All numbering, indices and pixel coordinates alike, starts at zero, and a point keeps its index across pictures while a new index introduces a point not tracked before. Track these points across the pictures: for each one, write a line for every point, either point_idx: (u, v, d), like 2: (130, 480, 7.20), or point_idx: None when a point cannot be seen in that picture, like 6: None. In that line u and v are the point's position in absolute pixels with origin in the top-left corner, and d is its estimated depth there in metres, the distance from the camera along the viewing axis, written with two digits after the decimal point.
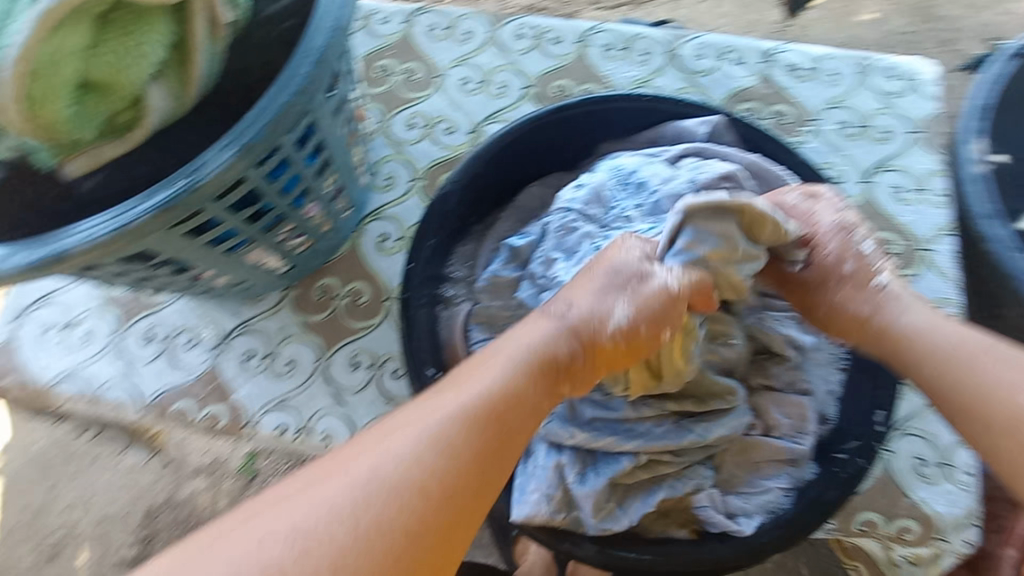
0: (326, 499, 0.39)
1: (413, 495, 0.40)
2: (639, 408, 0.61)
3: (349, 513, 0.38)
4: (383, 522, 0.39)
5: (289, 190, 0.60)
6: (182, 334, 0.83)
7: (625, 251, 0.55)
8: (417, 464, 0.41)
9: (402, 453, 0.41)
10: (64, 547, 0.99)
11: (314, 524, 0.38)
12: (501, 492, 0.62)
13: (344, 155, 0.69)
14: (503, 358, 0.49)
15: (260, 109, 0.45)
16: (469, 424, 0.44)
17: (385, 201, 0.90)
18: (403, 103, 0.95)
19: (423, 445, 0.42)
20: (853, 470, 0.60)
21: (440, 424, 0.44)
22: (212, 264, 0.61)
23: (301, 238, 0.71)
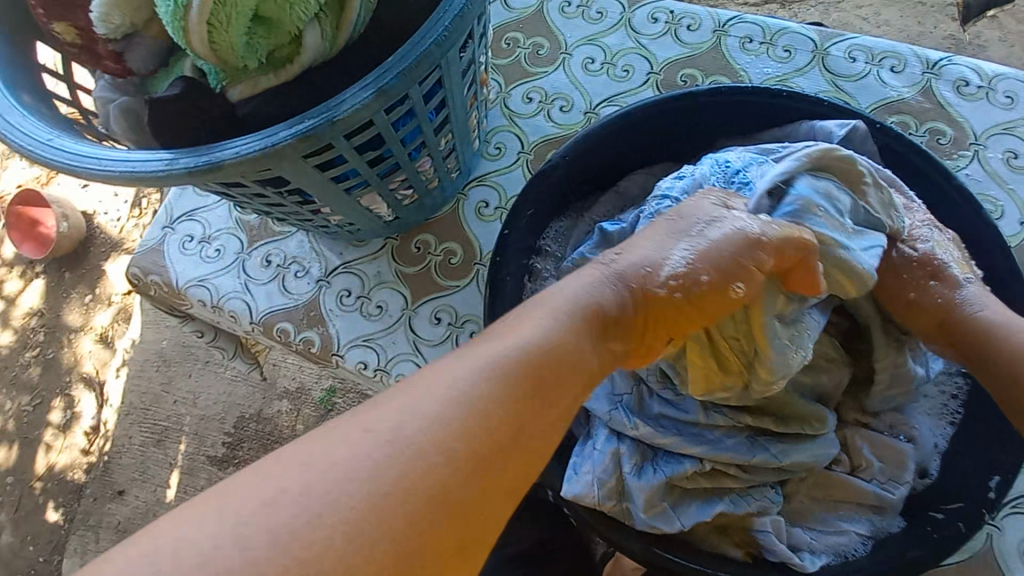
0: (372, 437, 0.38)
1: (466, 436, 0.39)
2: (712, 414, 0.59)
3: (396, 450, 0.37)
4: (435, 461, 0.38)
5: (408, 141, 0.63)
6: (293, 263, 0.91)
7: (693, 207, 0.53)
8: (462, 407, 0.40)
9: (444, 398, 0.40)
10: (172, 431, 1.15)
11: (362, 460, 0.37)
12: (556, 467, 0.62)
13: (463, 116, 0.71)
14: (550, 311, 0.46)
15: (400, 56, 0.47)
16: (514, 367, 0.42)
17: (491, 169, 0.92)
18: (525, 76, 0.97)
19: (465, 390, 0.40)
20: (950, 533, 0.53)
21: (494, 364, 0.42)
22: (331, 200, 0.66)
23: (410, 191, 0.75)
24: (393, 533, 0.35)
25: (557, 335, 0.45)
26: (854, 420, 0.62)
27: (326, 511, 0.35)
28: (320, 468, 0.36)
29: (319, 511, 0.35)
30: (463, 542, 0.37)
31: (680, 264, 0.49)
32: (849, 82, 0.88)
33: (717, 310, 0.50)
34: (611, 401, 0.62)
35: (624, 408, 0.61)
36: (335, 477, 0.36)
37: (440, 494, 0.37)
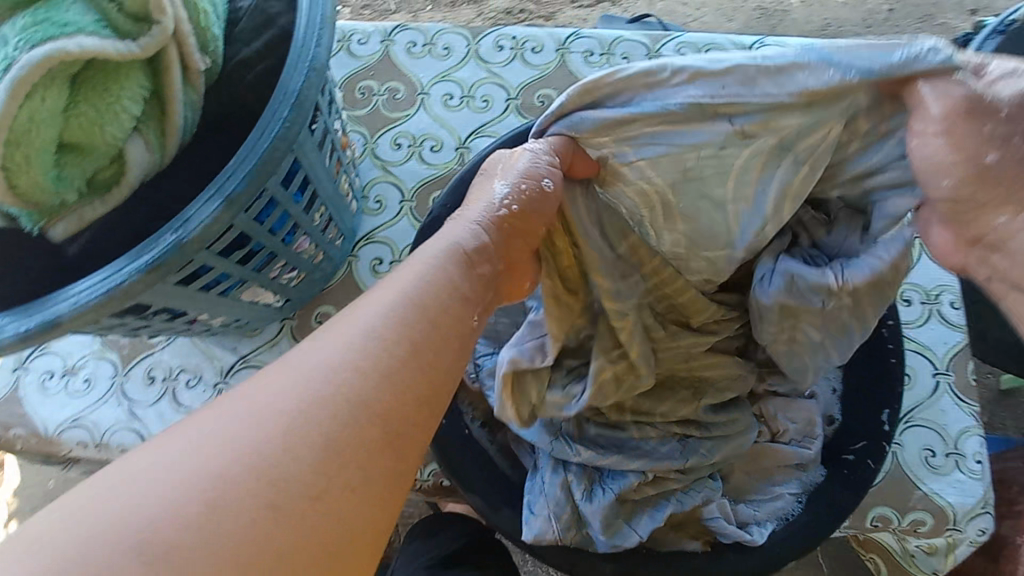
0: (255, 412, 0.38)
1: (349, 393, 0.39)
2: (643, 428, 0.61)
3: (280, 419, 0.38)
4: (321, 423, 0.38)
5: (279, 229, 0.60)
6: (182, 373, 0.83)
7: (500, 159, 0.54)
8: (350, 367, 0.40)
9: (332, 363, 0.40)
10: None
11: (247, 433, 0.37)
12: (511, 516, 0.61)
13: (331, 185, 0.68)
14: (426, 260, 0.48)
15: (242, 159, 0.44)
16: (398, 320, 0.43)
17: (376, 224, 0.90)
18: (387, 123, 0.95)
19: (353, 349, 0.41)
20: (863, 472, 0.60)
21: (369, 321, 0.43)
22: (207, 308, 0.60)
23: (294, 272, 0.71)
24: (288, 495, 0.36)
25: (430, 282, 0.46)
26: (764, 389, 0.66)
27: (212, 491, 0.35)
28: (201, 453, 0.36)
29: (204, 494, 0.35)
30: (364, 498, 0.38)
31: (505, 192, 0.51)
32: None
33: (544, 220, 0.52)
34: (551, 432, 0.61)
35: (563, 437, 0.61)
36: (219, 458, 0.36)
37: (334, 454, 0.37)
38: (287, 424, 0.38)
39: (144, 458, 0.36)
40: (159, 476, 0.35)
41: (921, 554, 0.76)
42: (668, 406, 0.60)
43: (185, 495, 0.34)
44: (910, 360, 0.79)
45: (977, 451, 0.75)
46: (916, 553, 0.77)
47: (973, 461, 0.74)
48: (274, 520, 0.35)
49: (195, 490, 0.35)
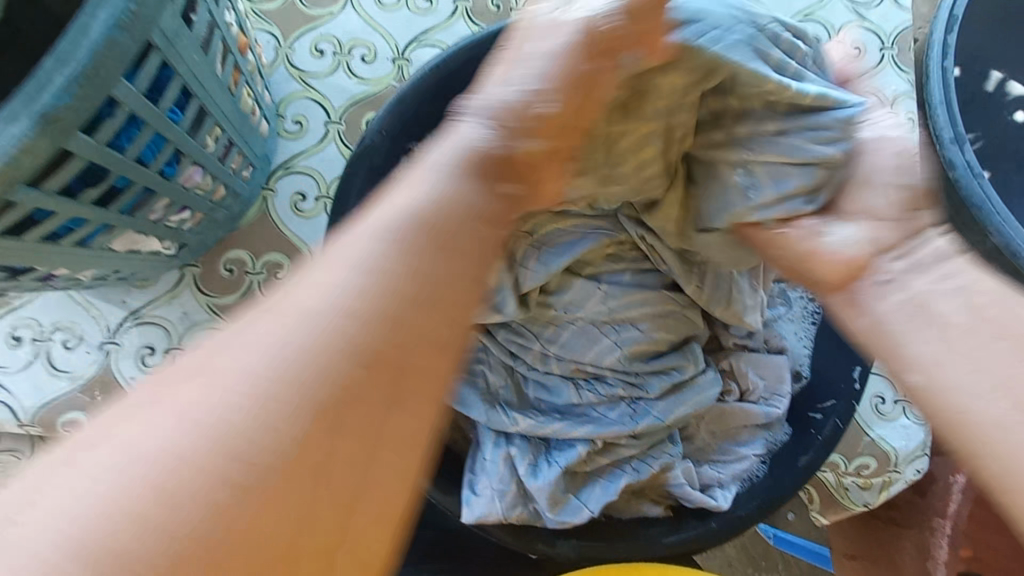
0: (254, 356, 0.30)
1: (374, 286, 0.33)
2: (583, 392, 0.56)
3: (279, 358, 0.30)
4: (366, 315, 0.32)
5: (151, 158, 0.45)
6: (58, 333, 0.69)
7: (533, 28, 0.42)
8: (341, 332, 0.31)
9: (338, 305, 0.32)
10: None
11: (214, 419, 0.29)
12: (448, 489, 0.54)
13: (228, 102, 0.53)
14: (428, 175, 0.38)
15: (82, 30, 0.31)
16: (407, 273, 0.34)
17: (296, 151, 0.74)
18: (305, 22, 0.77)
19: (353, 322, 0.32)
20: (829, 431, 0.57)
21: (375, 216, 0.35)
22: (64, 263, 0.46)
23: (185, 212, 0.56)
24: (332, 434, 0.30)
25: (443, 194, 0.37)
26: (733, 344, 0.62)
27: (238, 434, 0.29)
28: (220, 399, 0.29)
29: (229, 429, 0.29)
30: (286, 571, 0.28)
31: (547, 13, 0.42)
32: None
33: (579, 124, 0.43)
34: (486, 399, 0.56)
35: (501, 405, 0.56)
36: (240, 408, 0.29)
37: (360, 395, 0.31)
38: (300, 346, 0.31)
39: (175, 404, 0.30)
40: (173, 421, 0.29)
41: (856, 488, 0.79)
42: (597, 348, 0.55)
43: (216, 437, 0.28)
44: None
45: None
46: (851, 486, 0.79)
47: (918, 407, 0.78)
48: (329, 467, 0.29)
49: (233, 433, 0.29)
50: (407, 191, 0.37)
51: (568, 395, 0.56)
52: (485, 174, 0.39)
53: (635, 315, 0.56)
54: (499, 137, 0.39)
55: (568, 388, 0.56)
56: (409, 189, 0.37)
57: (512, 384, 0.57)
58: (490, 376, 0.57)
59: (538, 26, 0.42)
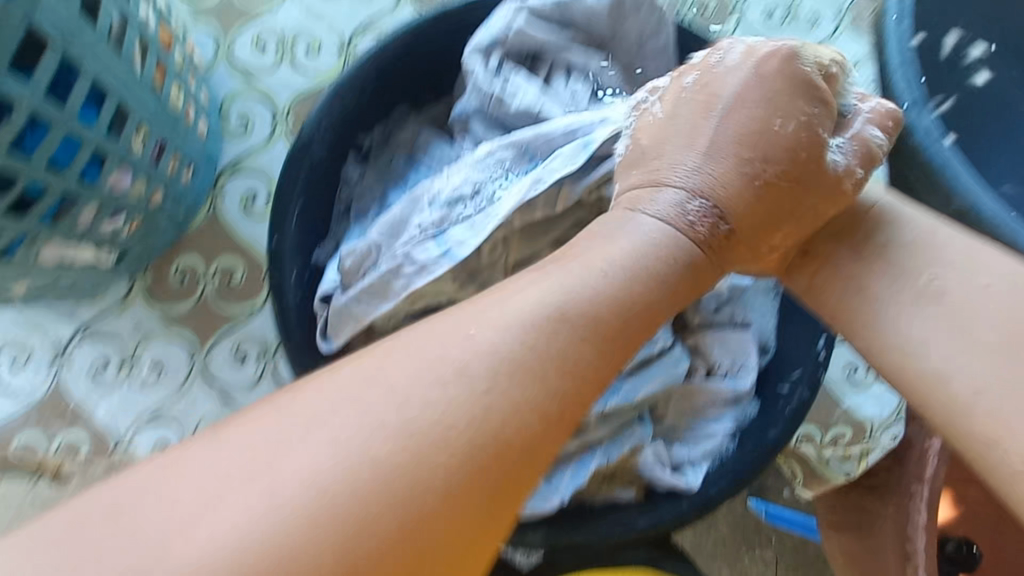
0: (500, 334, 0.34)
1: (569, 372, 0.35)
2: None
3: (457, 429, 0.32)
4: (539, 399, 0.33)
5: (67, 162, 0.43)
6: (5, 352, 0.66)
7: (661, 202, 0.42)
8: (488, 422, 0.32)
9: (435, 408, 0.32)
10: None
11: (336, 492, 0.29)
12: None
13: (154, 101, 0.50)
14: (612, 265, 0.38)
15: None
16: (579, 341, 0.35)
17: (243, 150, 0.72)
18: (244, 16, 0.74)
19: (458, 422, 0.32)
20: (795, 403, 0.56)
21: (550, 306, 0.36)
22: None
23: (120, 219, 0.54)
24: (506, 469, 0.32)
25: (628, 263, 0.39)
26: (699, 320, 0.61)
27: (420, 477, 0.30)
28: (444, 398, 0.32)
29: (446, 463, 0.31)
30: None
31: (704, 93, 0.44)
32: None
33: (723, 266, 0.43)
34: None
35: None
36: (480, 405, 0.32)
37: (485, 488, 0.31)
38: (487, 384, 0.33)
39: (237, 460, 0.30)
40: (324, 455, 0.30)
41: (836, 460, 0.79)
42: None
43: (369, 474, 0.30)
44: None
45: None
46: (831, 459, 0.80)
47: None
48: (496, 501, 0.32)
49: (382, 466, 0.30)
50: (594, 258, 0.39)
51: None
52: (675, 282, 0.40)
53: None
54: (706, 221, 0.42)
55: None
56: (591, 272, 0.38)
57: None
58: None
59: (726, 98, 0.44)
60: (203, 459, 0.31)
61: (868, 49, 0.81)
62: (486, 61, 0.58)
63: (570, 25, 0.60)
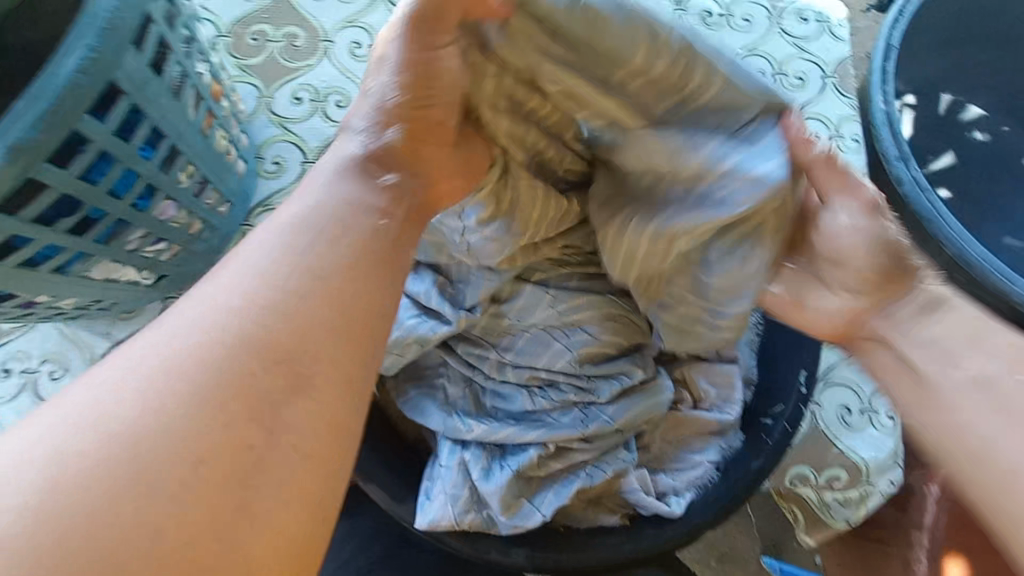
0: (261, 255, 0.38)
1: (294, 261, 0.37)
2: (538, 399, 0.57)
3: (241, 317, 0.36)
4: (314, 298, 0.37)
5: (124, 192, 0.50)
6: (45, 364, 0.72)
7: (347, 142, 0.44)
8: (248, 304, 0.36)
9: (201, 322, 0.35)
10: None
11: (173, 392, 0.33)
12: (405, 498, 0.56)
13: (201, 143, 0.58)
14: (309, 200, 0.40)
15: (51, 76, 0.37)
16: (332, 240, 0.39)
17: (274, 189, 0.80)
18: (285, 74, 0.84)
19: (244, 320, 0.36)
20: (778, 436, 0.58)
21: (265, 238, 0.39)
22: (44, 290, 0.51)
23: (161, 244, 0.60)
24: (299, 343, 0.36)
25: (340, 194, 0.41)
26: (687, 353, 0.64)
27: (193, 420, 0.33)
28: (184, 344, 0.35)
29: (205, 375, 0.34)
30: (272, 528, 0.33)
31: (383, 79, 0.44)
32: None
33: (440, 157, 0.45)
34: (444, 410, 0.58)
35: (458, 415, 0.57)
36: (267, 300, 0.36)
37: (282, 369, 0.35)
38: (250, 299, 0.36)
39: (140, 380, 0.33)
40: (115, 399, 0.33)
41: (837, 505, 0.77)
42: (546, 360, 0.57)
43: (172, 434, 0.32)
44: None
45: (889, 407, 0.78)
46: (831, 503, 0.78)
47: (885, 417, 0.78)
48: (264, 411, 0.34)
49: (236, 374, 0.34)
50: (305, 189, 0.41)
51: (523, 401, 0.57)
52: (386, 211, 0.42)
53: (583, 318, 0.57)
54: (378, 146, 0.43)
55: (521, 396, 0.57)
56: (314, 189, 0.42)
57: (470, 394, 0.59)
58: (446, 389, 0.59)
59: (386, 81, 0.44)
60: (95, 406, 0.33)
61: (853, 108, 0.87)
62: None
63: None
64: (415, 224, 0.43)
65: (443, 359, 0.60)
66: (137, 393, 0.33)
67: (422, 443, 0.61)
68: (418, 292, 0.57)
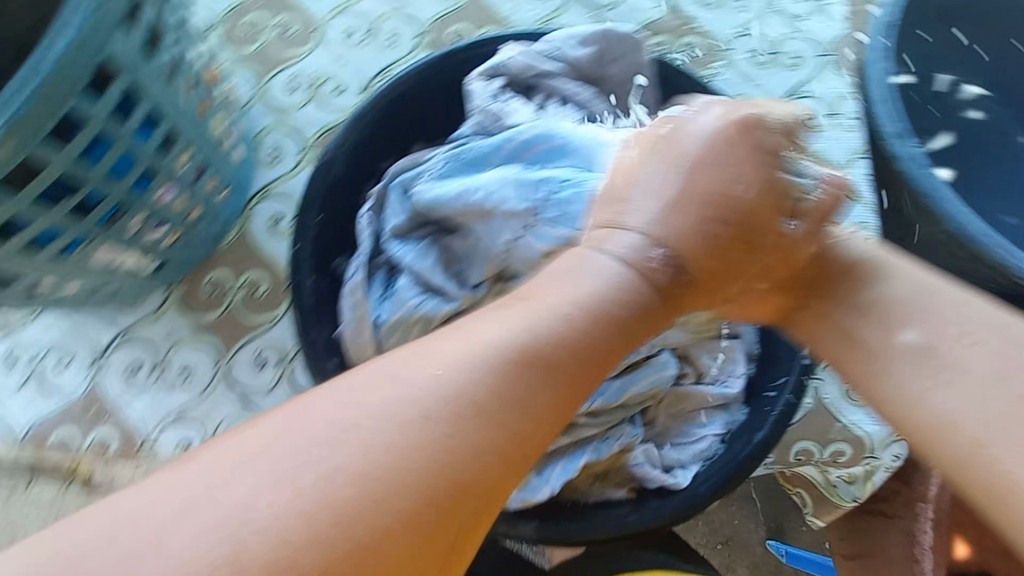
0: (473, 367, 0.36)
1: (531, 387, 0.37)
2: None
3: (446, 459, 0.33)
4: (496, 426, 0.35)
5: (123, 174, 0.50)
6: (50, 355, 0.72)
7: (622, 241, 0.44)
8: (471, 431, 0.35)
9: (409, 419, 0.34)
10: None
11: (346, 492, 0.31)
12: None
13: (199, 127, 0.58)
14: (553, 301, 0.41)
15: (46, 51, 0.38)
16: (537, 370, 0.37)
17: (273, 177, 0.80)
18: (280, 62, 0.84)
19: (444, 429, 0.34)
20: (781, 406, 0.58)
21: (510, 336, 0.38)
22: (45, 274, 0.51)
23: (161, 230, 0.60)
24: (480, 505, 0.34)
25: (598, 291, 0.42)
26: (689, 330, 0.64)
27: (337, 507, 0.31)
28: (380, 422, 0.34)
29: (407, 479, 0.32)
30: None
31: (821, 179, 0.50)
32: (607, 12, 0.89)
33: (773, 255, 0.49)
34: None
35: None
36: (432, 437, 0.34)
37: (422, 489, 0.33)
38: (449, 396, 0.35)
39: (300, 462, 0.32)
40: (310, 474, 0.32)
41: (842, 484, 0.78)
42: None
43: (330, 530, 0.31)
44: None
45: None
46: (838, 483, 0.79)
47: None
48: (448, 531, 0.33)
49: (396, 494, 0.32)
50: (556, 293, 0.41)
51: None
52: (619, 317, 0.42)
53: None
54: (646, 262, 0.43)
55: None
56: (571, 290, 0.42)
57: None
58: None
59: (655, 168, 0.46)
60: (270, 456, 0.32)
61: (849, 85, 0.87)
62: (488, 84, 0.65)
63: (562, 62, 0.66)
64: (622, 348, 0.42)
65: None
66: (322, 457, 0.32)
67: None
68: (422, 267, 0.62)
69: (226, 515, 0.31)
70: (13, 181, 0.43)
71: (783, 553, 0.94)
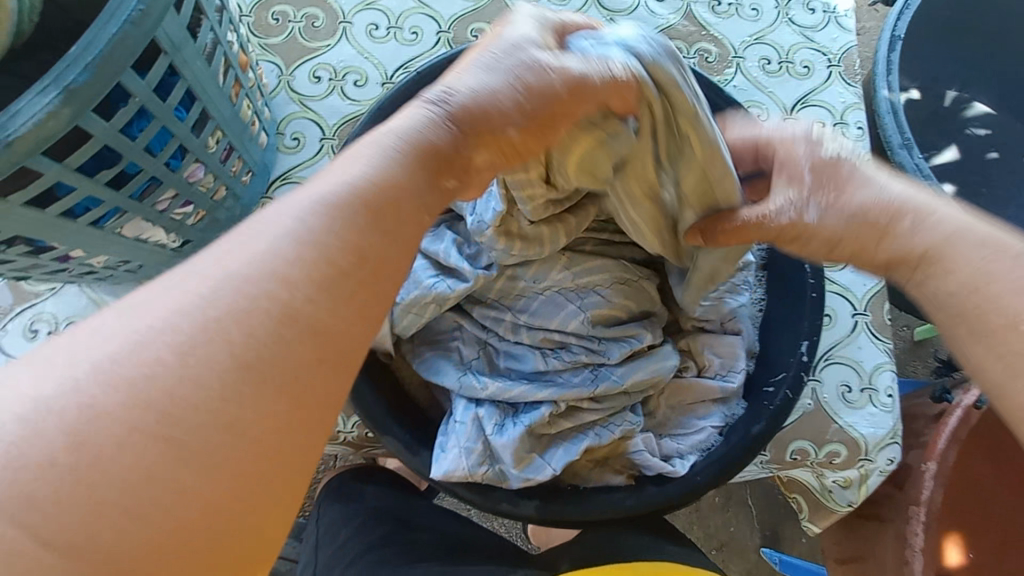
0: (286, 221, 0.34)
1: (335, 226, 0.35)
2: (550, 360, 0.59)
3: (232, 325, 0.31)
4: (309, 271, 0.33)
5: (159, 150, 0.53)
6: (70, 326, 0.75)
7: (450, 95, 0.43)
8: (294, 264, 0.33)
9: (231, 276, 0.32)
10: None
11: (157, 357, 0.30)
12: (419, 453, 0.58)
13: (229, 109, 0.61)
14: (365, 158, 0.39)
15: (102, 26, 0.40)
16: (345, 208, 0.35)
17: (293, 163, 0.82)
18: (304, 53, 0.87)
19: (243, 286, 0.32)
20: (779, 401, 0.60)
21: (313, 190, 0.36)
22: (79, 243, 0.53)
23: (188, 207, 0.63)
24: (312, 365, 0.32)
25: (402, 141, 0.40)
26: (692, 325, 0.66)
27: (173, 397, 0.29)
28: (208, 296, 0.32)
29: (220, 346, 0.31)
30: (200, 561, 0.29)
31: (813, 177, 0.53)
32: (622, 16, 0.92)
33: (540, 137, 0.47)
34: (460, 368, 0.60)
35: (472, 373, 0.59)
36: (243, 287, 0.32)
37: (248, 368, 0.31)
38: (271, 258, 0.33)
39: (134, 348, 0.30)
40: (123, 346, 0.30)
41: (838, 489, 0.79)
42: (560, 321, 0.59)
43: (150, 420, 0.28)
44: (832, 302, 0.82)
45: (889, 385, 0.79)
46: (833, 487, 0.79)
47: (885, 395, 0.79)
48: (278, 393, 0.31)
49: (201, 369, 0.30)
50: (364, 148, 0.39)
51: (535, 361, 0.60)
52: (430, 158, 0.41)
53: (596, 280, 0.59)
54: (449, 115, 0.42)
55: (534, 356, 0.60)
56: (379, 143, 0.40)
57: (483, 355, 0.61)
58: (460, 350, 0.61)
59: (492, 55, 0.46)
60: (121, 345, 0.30)
61: (858, 96, 0.89)
62: None
63: None
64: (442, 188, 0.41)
65: (459, 324, 0.62)
66: (129, 340, 0.30)
67: (435, 404, 0.63)
68: (437, 249, 0.60)
69: (94, 428, 0.28)
70: (60, 150, 0.46)
71: (776, 561, 0.93)
